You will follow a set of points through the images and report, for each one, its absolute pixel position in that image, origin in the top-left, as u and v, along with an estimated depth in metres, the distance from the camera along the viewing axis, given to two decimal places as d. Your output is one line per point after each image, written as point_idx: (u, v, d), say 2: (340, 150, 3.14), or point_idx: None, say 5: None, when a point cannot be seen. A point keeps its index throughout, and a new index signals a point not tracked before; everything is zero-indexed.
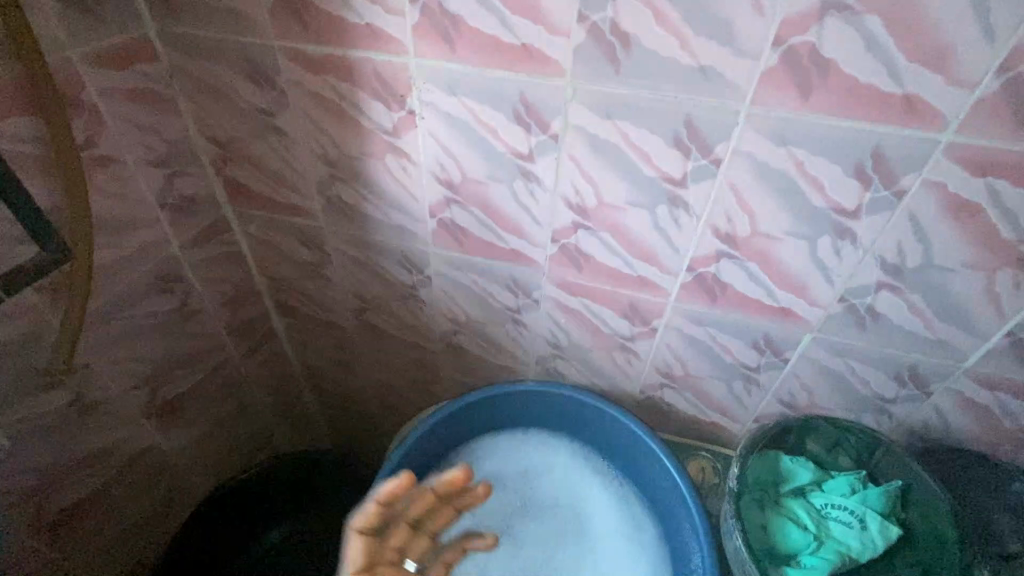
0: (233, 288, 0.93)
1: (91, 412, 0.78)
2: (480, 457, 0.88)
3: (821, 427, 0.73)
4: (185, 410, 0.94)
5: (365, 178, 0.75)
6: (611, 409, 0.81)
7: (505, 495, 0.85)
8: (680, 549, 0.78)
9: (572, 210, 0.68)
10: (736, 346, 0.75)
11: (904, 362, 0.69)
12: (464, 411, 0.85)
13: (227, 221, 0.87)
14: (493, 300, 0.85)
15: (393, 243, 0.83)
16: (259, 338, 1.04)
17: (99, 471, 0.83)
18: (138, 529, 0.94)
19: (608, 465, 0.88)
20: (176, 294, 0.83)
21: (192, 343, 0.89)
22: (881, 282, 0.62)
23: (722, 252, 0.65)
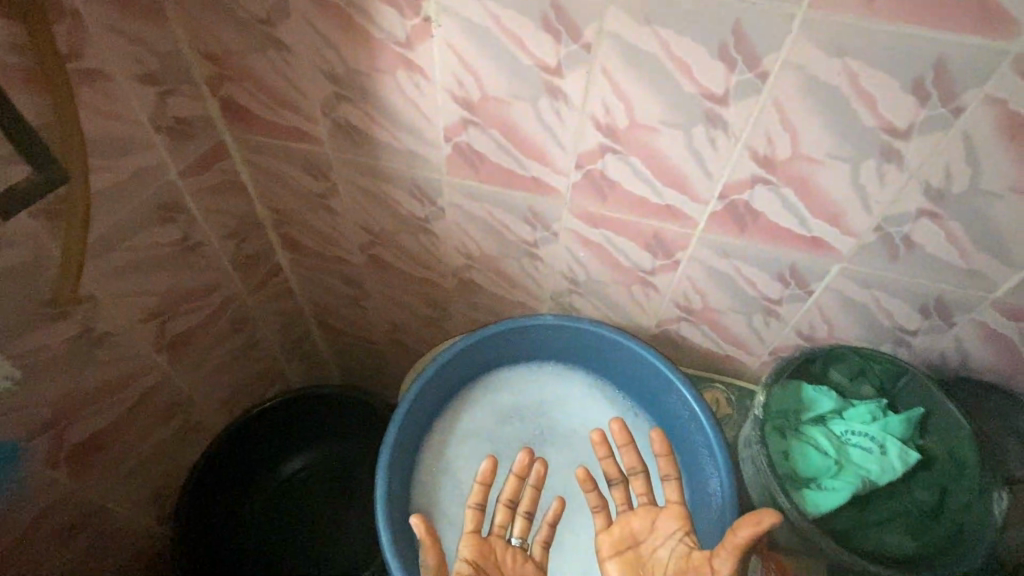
0: (236, 221, 0.90)
1: (101, 344, 0.76)
2: (496, 387, 0.89)
3: (845, 355, 0.74)
4: (194, 344, 0.92)
5: (376, 98, 0.70)
6: (628, 341, 0.81)
7: (521, 424, 0.86)
8: (695, 475, 0.80)
9: (600, 130, 0.64)
10: (760, 278, 0.74)
11: (932, 293, 0.68)
12: (483, 343, 0.84)
13: (226, 148, 0.82)
14: (508, 233, 0.82)
15: (405, 172, 0.79)
16: (265, 273, 1.01)
17: (115, 403, 0.82)
18: (158, 459, 0.96)
19: (623, 396, 0.89)
20: (178, 225, 0.80)
21: (197, 276, 0.87)
22: (922, 209, 0.60)
23: (758, 177, 0.62)
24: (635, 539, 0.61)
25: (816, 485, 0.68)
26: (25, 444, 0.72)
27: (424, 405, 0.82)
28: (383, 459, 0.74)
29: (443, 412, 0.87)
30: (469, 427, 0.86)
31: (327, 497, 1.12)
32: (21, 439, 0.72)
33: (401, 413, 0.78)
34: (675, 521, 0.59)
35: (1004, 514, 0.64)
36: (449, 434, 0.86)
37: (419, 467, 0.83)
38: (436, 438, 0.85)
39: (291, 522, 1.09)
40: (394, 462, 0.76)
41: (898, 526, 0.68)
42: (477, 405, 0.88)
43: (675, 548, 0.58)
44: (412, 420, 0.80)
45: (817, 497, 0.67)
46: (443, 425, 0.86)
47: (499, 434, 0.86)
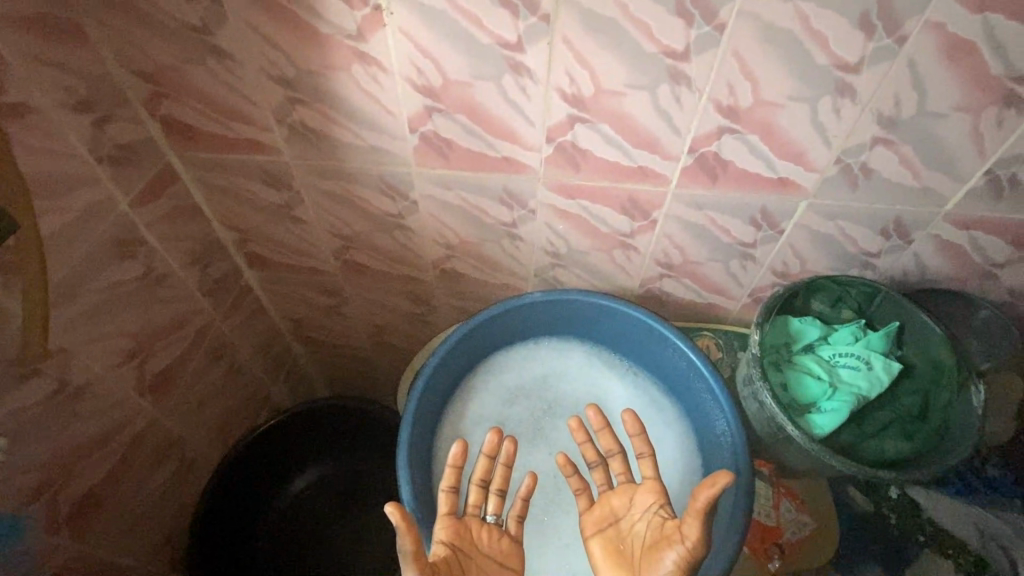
0: (197, 246, 0.86)
1: (81, 396, 0.72)
2: (495, 373, 0.90)
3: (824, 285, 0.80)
4: (177, 381, 0.89)
5: (331, 97, 0.67)
6: (620, 305, 0.82)
7: (528, 402, 0.89)
8: (702, 422, 0.84)
9: (567, 101, 0.64)
10: (734, 225, 0.77)
11: (891, 215, 0.73)
12: (475, 332, 0.84)
13: (174, 169, 0.78)
14: (486, 217, 0.82)
15: (372, 170, 0.77)
16: (235, 296, 0.98)
17: (108, 452, 0.79)
18: (160, 503, 0.93)
19: (617, 359, 0.92)
20: (138, 260, 0.75)
21: (169, 309, 0.83)
22: (876, 137, 0.63)
23: (724, 128, 0.64)
24: (614, 516, 0.66)
25: (820, 415, 0.73)
26: (17, 512, 0.68)
27: (430, 403, 0.83)
28: (403, 460, 0.74)
29: (449, 407, 0.87)
30: (477, 415, 0.87)
31: (337, 509, 1.12)
32: (16, 509, 0.67)
33: (407, 416, 0.78)
34: (651, 495, 0.63)
35: (978, 404, 0.73)
36: (458, 425, 0.86)
37: (437, 464, 0.83)
38: (448, 433, 0.86)
39: (308, 542, 1.09)
40: (412, 464, 0.75)
41: (895, 433, 0.75)
42: (481, 393, 0.89)
43: (651, 520, 0.61)
44: (420, 420, 0.80)
45: (820, 419, 0.73)
46: (452, 419, 0.87)
47: (508, 415, 0.88)
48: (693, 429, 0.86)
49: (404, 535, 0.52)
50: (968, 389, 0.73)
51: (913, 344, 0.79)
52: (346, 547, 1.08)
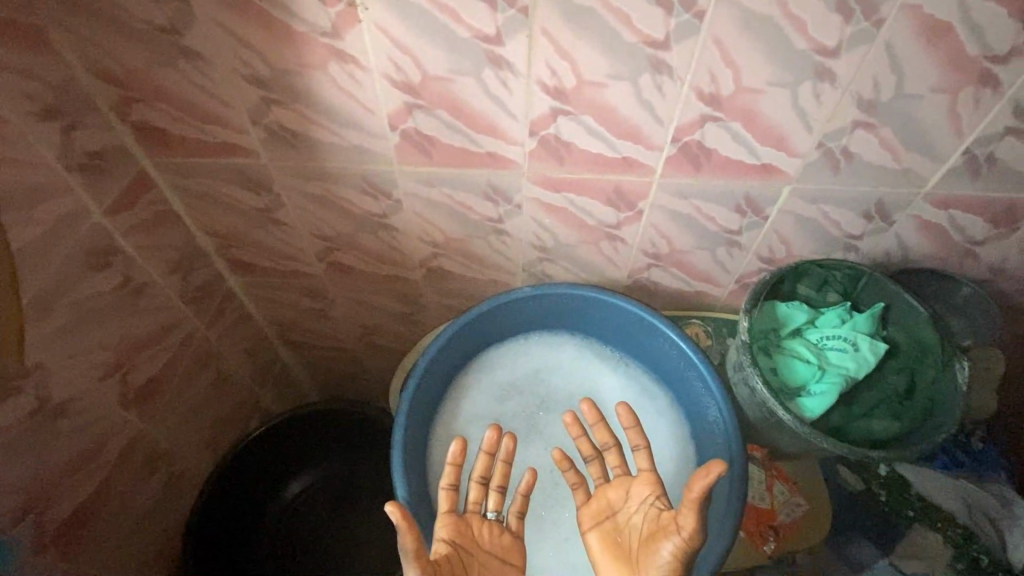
0: (177, 254, 0.85)
1: (62, 415, 0.73)
2: (548, 374, 0.85)
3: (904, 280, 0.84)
4: (164, 391, 0.89)
5: (452, 102, 0.65)
6: (617, 297, 0.77)
7: (521, 398, 0.83)
8: (699, 430, 0.77)
9: (702, 100, 0.63)
10: (846, 218, 0.76)
11: (1005, 203, 0.73)
12: (545, 305, 0.81)
13: (269, 171, 0.77)
14: (589, 219, 0.81)
15: (480, 176, 0.75)
16: (218, 304, 0.97)
17: (93, 470, 0.79)
18: (160, 507, 0.95)
19: (648, 379, 0.84)
20: (116, 269, 0.75)
21: (150, 321, 0.83)
22: (1009, 127, 0.63)
23: (858, 122, 0.64)
24: (611, 509, 0.64)
25: (802, 393, 0.65)
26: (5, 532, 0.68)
27: (431, 387, 0.79)
28: (398, 468, 0.70)
29: (448, 397, 0.83)
30: (472, 414, 0.82)
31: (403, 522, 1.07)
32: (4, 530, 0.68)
33: (401, 409, 0.73)
34: (648, 486, 0.62)
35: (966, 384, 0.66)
36: (451, 426, 0.81)
37: (431, 476, 0.78)
38: (439, 435, 0.80)
39: (301, 548, 1.07)
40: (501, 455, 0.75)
41: (876, 413, 0.66)
42: (472, 391, 0.83)
43: (647, 513, 0.60)
44: (418, 410, 0.76)
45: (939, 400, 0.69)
46: (439, 426, 0.81)
47: (501, 412, 0.82)
48: (684, 442, 0.79)
49: (405, 532, 0.50)
50: (952, 366, 0.66)
51: (990, 335, 0.84)
52: (353, 553, 1.06)
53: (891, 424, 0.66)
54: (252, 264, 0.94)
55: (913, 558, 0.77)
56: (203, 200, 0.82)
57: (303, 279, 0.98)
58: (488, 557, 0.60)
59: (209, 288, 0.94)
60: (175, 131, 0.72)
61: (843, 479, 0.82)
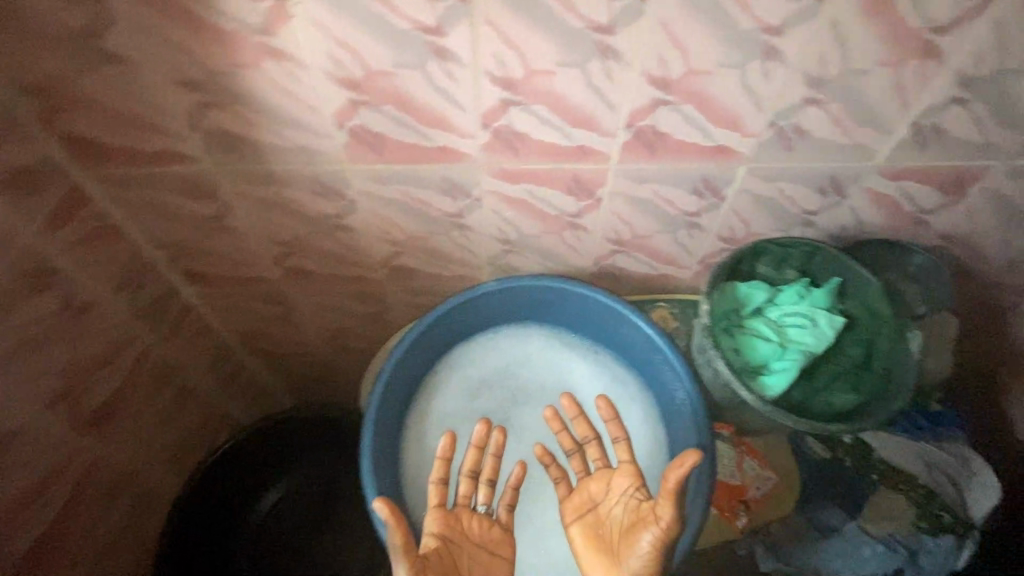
0: (123, 270, 0.81)
1: (10, 444, 0.69)
2: (517, 367, 0.84)
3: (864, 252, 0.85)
4: (121, 412, 0.86)
5: (399, 97, 0.63)
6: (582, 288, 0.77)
7: (491, 395, 0.82)
8: (669, 408, 0.78)
9: (653, 85, 0.62)
10: (802, 194, 0.77)
11: (951, 172, 0.75)
12: (506, 297, 0.81)
13: (213, 177, 0.74)
14: (549, 209, 0.80)
15: (435, 171, 0.73)
16: (175, 318, 0.94)
17: (52, 498, 0.77)
18: (126, 530, 0.92)
19: (619, 365, 0.83)
20: (56, 290, 0.72)
21: (97, 340, 0.80)
22: (953, 97, 0.64)
23: (808, 99, 0.64)
24: (593, 502, 0.66)
25: (767, 371, 0.66)
26: None
27: (401, 388, 0.78)
28: (367, 471, 0.69)
29: (418, 397, 0.81)
30: (442, 414, 0.81)
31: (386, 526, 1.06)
32: None
33: (371, 411, 0.73)
34: (628, 478, 0.64)
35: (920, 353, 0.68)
36: (422, 427, 0.80)
37: (407, 476, 0.77)
38: (412, 436, 0.79)
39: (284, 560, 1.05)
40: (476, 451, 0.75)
41: (838, 384, 0.68)
42: (443, 391, 0.82)
43: (627, 504, 0.62)
44: (387, 410, 0.75)
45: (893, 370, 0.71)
46: (412, 426, 0.80)
47: (472, 411, 0.81)
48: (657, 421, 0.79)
49: (394, 531, 0.52)
50: (905, 335, 0.67)
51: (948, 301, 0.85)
52: (330, 556, 1.04)
53: (851, 394, 0.68)
54: (206, 274, 0.91)
55: (880, 519, 0.80)
56: (147, 211, 0.78)
57: (263, 286, 0.95)
58: (477, 551, 0.62)
59: (162, 303, 0.90)
60: (109, 140, 0.68)
61: (811, 450, 0.85)
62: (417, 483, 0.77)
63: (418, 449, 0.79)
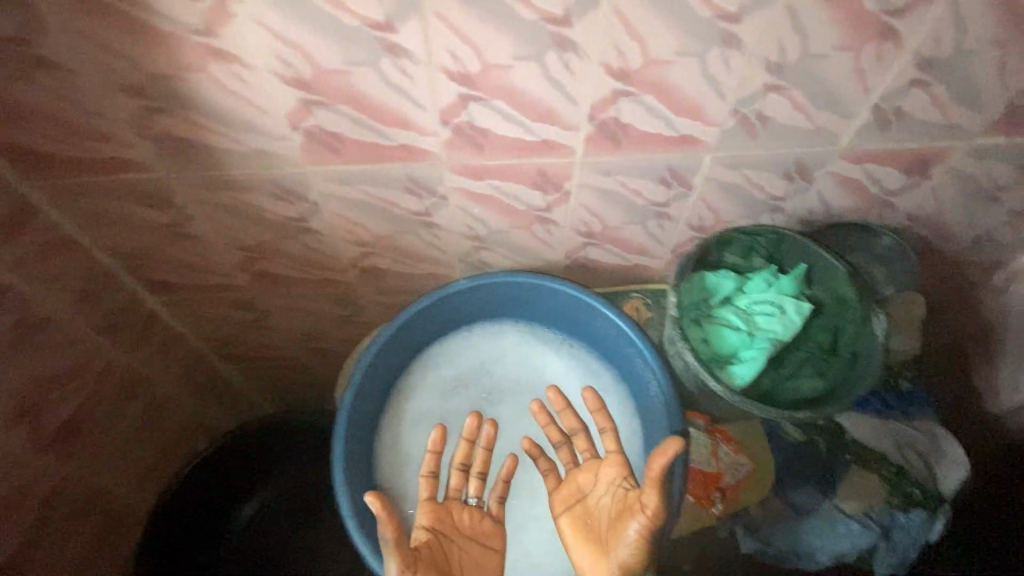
0: (80, 283, 0.79)
1: None
2: (491, 364, 0.83)
3: (832, 235, 0.86)
4: (86, 428, 0.85)
5: (353, 96, 0.61)
6: (552, 282, 0.77)
7: (466, 394, 0.81)
8: (642, 400, 0.78)
9: (613, 76, 0.61)
10: (768, 180, 0.77)
11: (915, 153, 0.75)
12: (478, 296, 0.80)
13: (168, 183, 0.72)
14: (516, 204, 0.79)
15: (397, 170, 0.71)
16: (140, 328, 0.91)
17: (18, 519, 0.76)
18: (101, 543, 0.92)
19: (593, 358, 0.83)
20: (7, 308, 0.69)
21: (56, 356, 0.78)
22: (913, 79, 0.64)
23: (769, 85, 0.63)
24: (581, 493, 0.66)
25: (736, 362, 0.67)
26: None
27: (374, 392, 0.77)
28: (339, 479, 0.69)
29: (392, 399, 0.80)
30: (417, 415, 0.80)
31: None
32: None
33: (343, 417, 0.72)
34: (614, 468, 0.64)
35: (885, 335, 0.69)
36: (398, 429, 0.79)
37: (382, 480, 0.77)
38: (387, 438, 0.78)
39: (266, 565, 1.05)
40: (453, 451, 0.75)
41: (806, 370, 0.68)
42: (417, 391, 0.81)
43: (614, 494, 0.62)
44: (360, 415, 0.75)
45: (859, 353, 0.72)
46: (386, 428, 0.79)
47: (448, 410, 0.80)
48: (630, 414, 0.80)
49: (384, 522, 0.52)
50: (869, 318, 0.68)
51: (912, 281, 0.86)
52: (313, 559, 1.04)
53: (819, 378, 0.68)
54: (171, 282, 0.89)
55: (851, 497, 0.81)
56: (102, 221, 0.75)
57: (230, 292, 0.93)
58: (468, 543, 0.62)
59: (126, 313, 0.88)
60: (53, 149, 0.65)
61: (784, 432, 0.85)
62: (394, 486, 0.76)
63: (394, 452, 0.78)
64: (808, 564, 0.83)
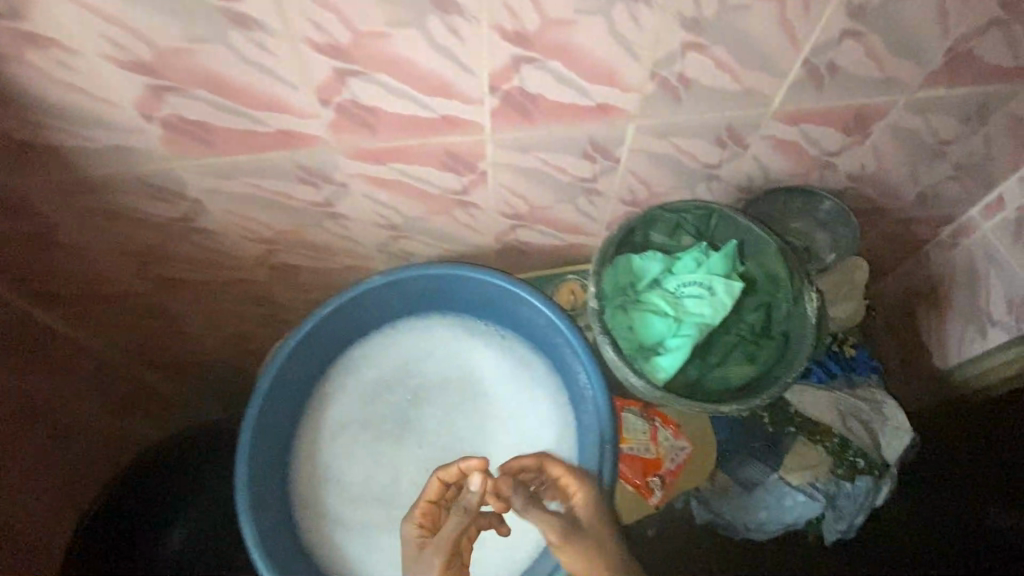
0: None
1: None
2: (416, 363, 0.77)
3: (772, 198, 0.82)
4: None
5: (209, 78, 0.52)
6: (469, 272, 0.71)
7: (389, 397, 0.75)
8: (573, 393, 0.73)
9: (509, 41, 0.53)
10: (700, 147, 0.71)
11: (854, 110, 0.69)
12: (398, 292, 0.74)
13: (21, 189, 0.62)
14: (430, 189, 0.71)
15: (284, 159, 0.63)
16: (43, 343, 0.80)
17: None
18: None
19: (526, 349, 0.77)
20: None
21: None
22: (844, 30, 0.58)
23: (688, 44, 0.56)
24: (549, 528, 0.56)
25: (661, 350, 0.64)
26: None
27: (285, 403, 0.72)
28: (242, 504, 0.64)
29: (308, 410, 0.75)
30: (336, 424, 0.74)
31: None
32: None
33: (246, 437, 0.67)
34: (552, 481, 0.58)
35: (817, 315, 0.67)
36: (316, 439, 0.74)
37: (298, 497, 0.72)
38: (305, 452, 0.73)
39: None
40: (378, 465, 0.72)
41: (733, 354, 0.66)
42: (336, 397, 0.75)
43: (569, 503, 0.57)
44: (269, 429, 0.70)
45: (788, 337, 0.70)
46: (303, 441, 0.73)
47: (369, 417, 0.74)
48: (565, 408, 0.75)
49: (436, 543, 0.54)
50: (802, 293, 0.67)
51: (852, 246, 0.83)
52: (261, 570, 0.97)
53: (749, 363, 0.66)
54: (64, 293, 0.79)
55: (795, 469, 0.80)
56: None
57: (130, 300, 0.84)
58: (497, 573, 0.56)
59: (19, 331, 0.76)
60: None
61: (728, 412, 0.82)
62: (312, 504, 0.72)
63: (312, 465, 0.73)
64: (756, 533, 0.86)
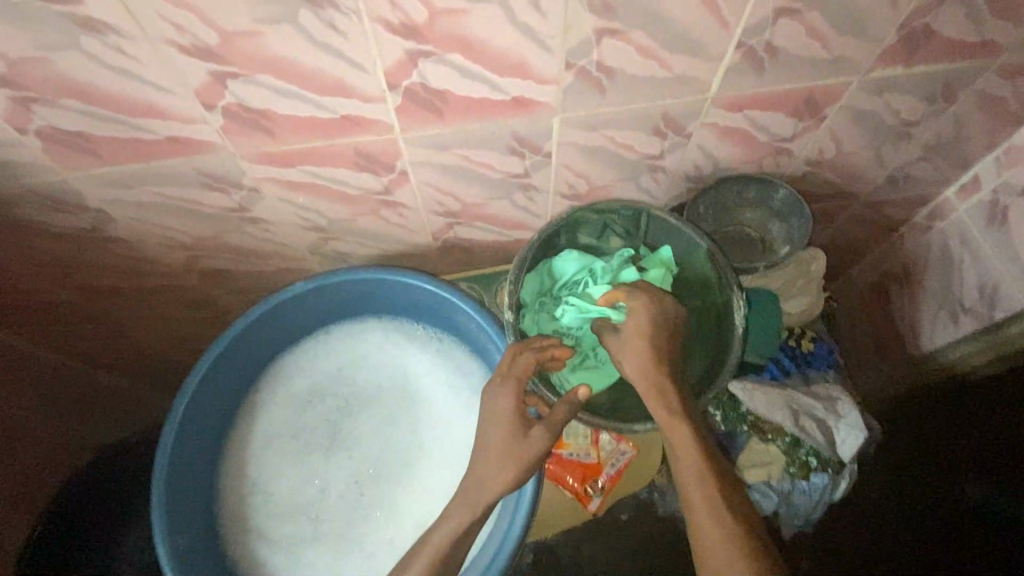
0: None
1: None
2: (347, 371, 0.74)
3: (726, 188, 0.77)
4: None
5: (75, 86, 0.48)
6: (396, 276, 0.68)
7: (320, 407, 0.73)
8: None
9: (398, 35, 0.48)
10: (637, 138, 0.66)
11: (803, 93, 0.64)
12: (325, 298, 0.70)
13: None
14: (349, 191, 0.67)
15: (183, 165, 0.59)
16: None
17: None
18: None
19: (461, 355, 0.75)
20: None
21: None
22: (780, 9, 0.52)
23: (603, 29, 0.51)
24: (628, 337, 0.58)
25: (594, 350, 0.67)
26: None
27: (207, 419, 0.68)
28: (159, 527, 0.61)
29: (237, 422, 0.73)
30: (265, 436, 0.73)
31: None
32: None
33: (162, 456, 0.63)
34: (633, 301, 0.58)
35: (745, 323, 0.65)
36: (245, 452, 0.72)
37: (225, 511, 0.71)
38: (234, 465, 0.72)
39: None
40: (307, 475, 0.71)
41: None
42: (266, 409, 0.73)
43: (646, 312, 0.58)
44: (191, 446, 0.66)
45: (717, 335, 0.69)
46: (232, 454, 0.72)
47: (300, 428, 0.73)
48: None
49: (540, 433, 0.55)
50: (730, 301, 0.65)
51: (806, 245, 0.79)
52: None
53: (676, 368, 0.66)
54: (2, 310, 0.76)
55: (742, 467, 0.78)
56: None
57: (63, 308, 0.81)
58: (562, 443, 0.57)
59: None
60: None
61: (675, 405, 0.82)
62: (240, 518, 0.70)
63: (240, 478, 0.72)
64: None
